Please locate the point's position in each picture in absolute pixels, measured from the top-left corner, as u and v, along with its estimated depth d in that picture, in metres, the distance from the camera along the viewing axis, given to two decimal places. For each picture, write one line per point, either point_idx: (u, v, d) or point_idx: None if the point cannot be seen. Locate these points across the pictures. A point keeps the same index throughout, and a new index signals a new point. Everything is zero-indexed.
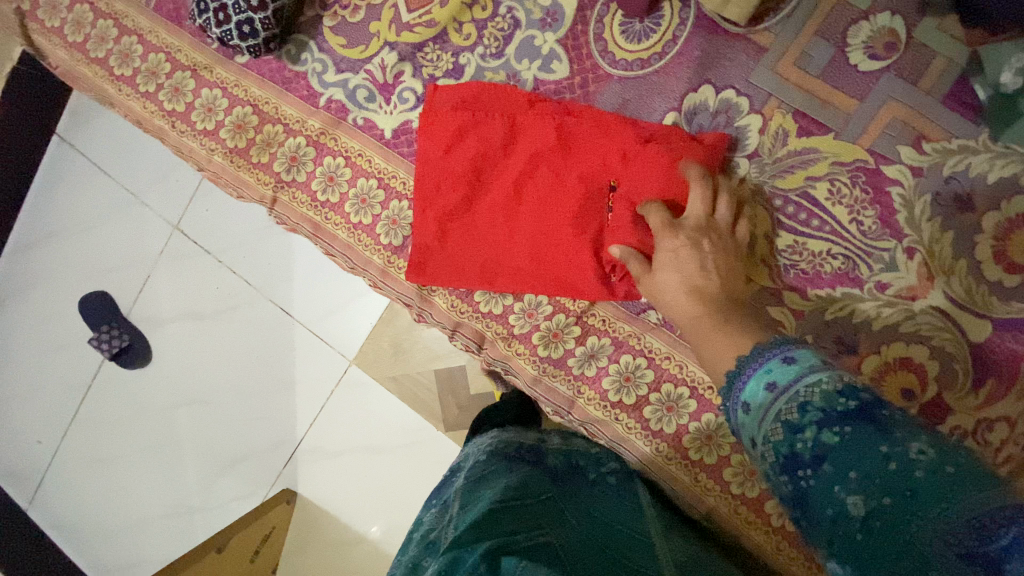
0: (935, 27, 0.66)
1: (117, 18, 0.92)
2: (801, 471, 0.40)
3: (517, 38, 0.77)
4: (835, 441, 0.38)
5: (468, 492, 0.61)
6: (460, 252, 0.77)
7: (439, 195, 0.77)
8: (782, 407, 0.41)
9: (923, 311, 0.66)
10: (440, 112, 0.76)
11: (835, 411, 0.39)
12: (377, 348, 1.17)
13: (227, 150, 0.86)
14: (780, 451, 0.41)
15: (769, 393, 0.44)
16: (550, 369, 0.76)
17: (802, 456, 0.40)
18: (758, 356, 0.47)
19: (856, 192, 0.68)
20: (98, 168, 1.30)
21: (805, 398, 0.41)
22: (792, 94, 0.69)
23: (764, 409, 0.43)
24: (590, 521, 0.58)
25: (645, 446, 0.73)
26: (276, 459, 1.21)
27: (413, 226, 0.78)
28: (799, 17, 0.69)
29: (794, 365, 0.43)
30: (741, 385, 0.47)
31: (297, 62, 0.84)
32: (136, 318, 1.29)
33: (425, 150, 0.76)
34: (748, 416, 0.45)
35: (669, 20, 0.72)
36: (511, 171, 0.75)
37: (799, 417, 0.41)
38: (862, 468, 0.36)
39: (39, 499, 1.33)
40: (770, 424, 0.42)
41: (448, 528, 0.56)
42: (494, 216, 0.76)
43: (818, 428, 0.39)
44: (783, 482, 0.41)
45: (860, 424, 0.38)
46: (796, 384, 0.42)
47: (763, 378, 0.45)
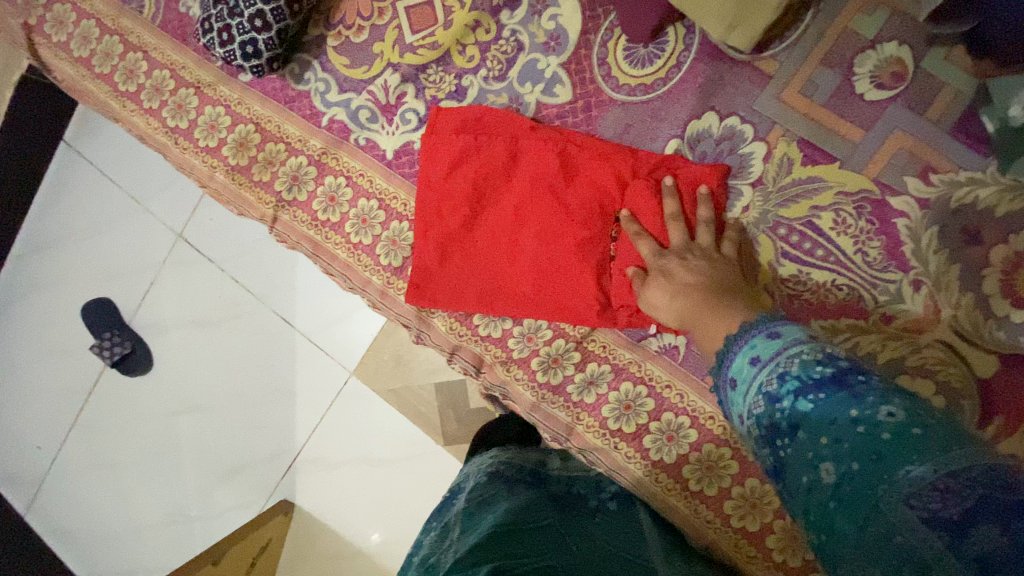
0: (943, 57, 0.65)
1: (123, 35, 0.92)
2: (779, 440, 0.41)
3: (520, 61, 0.77)
4: (808, 407, 0.40)
5: (468, 517, 0.59)
6: (461, 275, 0.76)
7: (440, 217, 0.76)
8: (764, 378, 0.43)
9: (929, 345, 0.65)
10: (443, 134, 0.76)
11: (811, 378, 0.41)
12: (378, 360, 1.16)
13: (229, 167, 0.86)
14: (761, 421, 0.43)
15: (753, 367, 0.45)
16: (549, 395, 0.75)
17: (780, 424, 0.41)
18: (743, 335, 0.49)
19: (861, 223, 0.67)
20: (104, 176, 1.31)
21: (783, 368, 0.42)
22: (797, 122, 0.69)
23: (749, 381, 0.45)
24: (594, 547, 0.56)
25: (644, 475, 0.72)
26: (274, 469, 1.20)
27: (413, 248, 0.78)
28: (805, 45, 0.68)
29: (776, 340, 0.45)
30: (730, 361, 0.49)
31: (300, 81, 0.84)
32: (137, 326, 1.29)
33: (427, 174, 0.76)
34: (735, 392, 0.47)
35: (673, 46, 0.72)
36: (514, 195, 0.75)
37: (777, 387, 0.42)
38: (832, 433, 0.38)
39: (37, 504, 1.33)
40: (753, 396, 0.44)
41: (449, 551, 0.54)
42: (497, 239, 0.75)
43: (796, 396, 0.41)
44: (766, 453, 0.43)
45: (833, 390, 0.39)
46: (777, 355, 0.44)
47: (748, 354, 0.47)
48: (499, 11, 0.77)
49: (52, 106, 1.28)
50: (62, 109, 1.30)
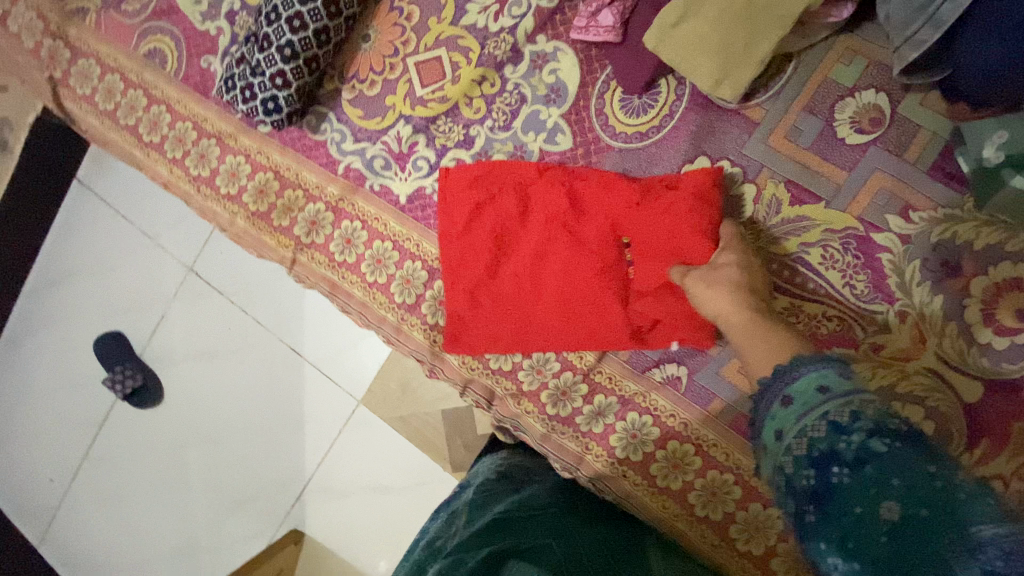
0: (918, 103, 0.70)
1: (146, 88, 0.97)
2: (833, 468, 0.40)
3: (524, 112, 0.82)
4: (882, 448, 0.39)
5: (476, 506, 0.68)
6: (493, 319, 0.80)
7: (464, 267, 0.80)
8: (833, 408, 0.42)
9: (917, 372, 0.69)
10: (455, 191, 0.81)
11: (887, 426, 0.40)
12: (385, 387, 1.20)
13: (249, 213, 0.91)
14: (817, 446, 0.42)
15: (819, 394, 0.44)
16: (559, 426, 0.78)
17: (842, 454, 0.40)
18: (801, 366, 0.47)
19: (848, 258, 0.71)
20: (117, 213, 1.35)
21: (860, 406, 0.41)
22: (785, 165, 0.74)
23: (811, 405, 0.44)
24: (588, 532, 0.65)
25: (652, 502, 0.75)
26: (285, 498, 1.22)
27: (445, 298, 0.82)
28: (788, 94, 0.74)
29: (851, 378, 0.44)
30: (791, 378, 0.47)
31: (316, 132, 0.89)
32: (149, 358, 1.32)
33: (446, 229, 0.81)
34: (787, 408, 0.46)
35: (666, 96, 0.77)
36: (532, 238, 0.79)
37: (848, 420, 0.41)
38: (906, 478, 0.37)
39: (50, 537, 1.35)
40: (812, 420, 0.43)
41: (453, 537, 0.62)
42: (522, 282, 0.79)
43: (867, 435, 0.40)
44: (805, 475, 0.42)
45: (911, 443, 0.39)
46: (853, 394, 0.42)
47: (816, 379, 0.45)
48: (503, 66, 0.83)
49: (65, 145, 1.33)
50: (74, 149, 1.35)
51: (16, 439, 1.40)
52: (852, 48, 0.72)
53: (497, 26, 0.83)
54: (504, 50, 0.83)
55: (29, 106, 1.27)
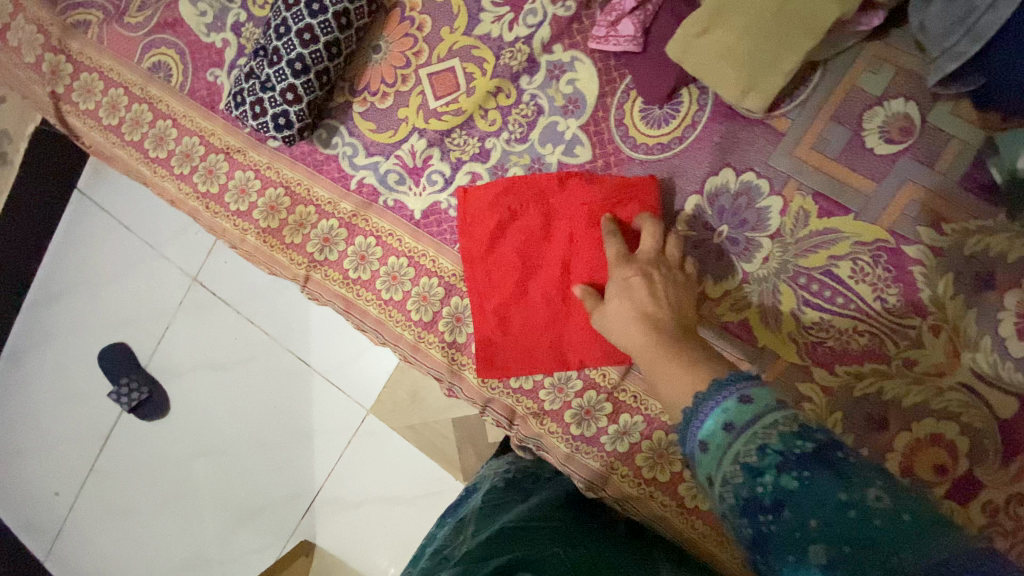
0: (949, 112, 0.68)
1: (151, 103, 0.95)
2: (761, 515, 0.40)
3: (541, 124, 0.80)
4: (794, 485, 0.39)
5: (483, 517, 0.66)
6: (525, 338, 0.79)
7: (491, 288, 0.79)
8: (741, 450, 0.42)
9: (950, 388, 0.67)
10: (476, 213, 0.79)
11: (793, 453, 0.40)
12: (394, 397, 1.17)
13: (260, 230, 0.89)
14: (740, 493, 0.41)
15: (726, 434, 0.44)
16: (583, 446, 0.76)
17: (763, 499, 0.40)
18: (702, 404, 0.47)
19: (879, 271, 0.70)
20: (118, 222, 1.32)
21: (763, 440, 0.41)
22: (811, 176, 0.72)
23: (722, 450, 0.43)
24: (597, 544, 0.64)
25: (680, 522, 0.73)
26: (293, 511, 1.20)
27: (475, 324, 0.80)
28: (814, 103, 0.72)
29: (750, 407, 0.43)
30: (698, 423, 0.47)
31: (327, 146, 0.87)
32: (155, 369, 1.30)
33: (469, 251, 0.79)
34: (705, 456, 0.45)
35: (688, 106, 0.75)
36: (560, 251, 0.77)
37: (757, 460, 0.41)
38: (823, 516, 0.37)
39: (58, 551, 1.33)
40: (729, 467, 0.42)
41: (461, 546, 0.60)
42: (549, 300, 0.78)
43: (778, 471, 0.40)
44: (744, 526, 0.41)
45: (817, 468, 0.39)
46: (754, 425, 0.42)
47: (720, 419, 0.45)
48: (519, 77, 0.81)
49: (64, 157, 1.30)
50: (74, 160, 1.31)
51: (21, 453, 1.37)
52: (879, 56, 0.70)
53: (512, 36, 0.81)
54: (520, 60, 0.81)
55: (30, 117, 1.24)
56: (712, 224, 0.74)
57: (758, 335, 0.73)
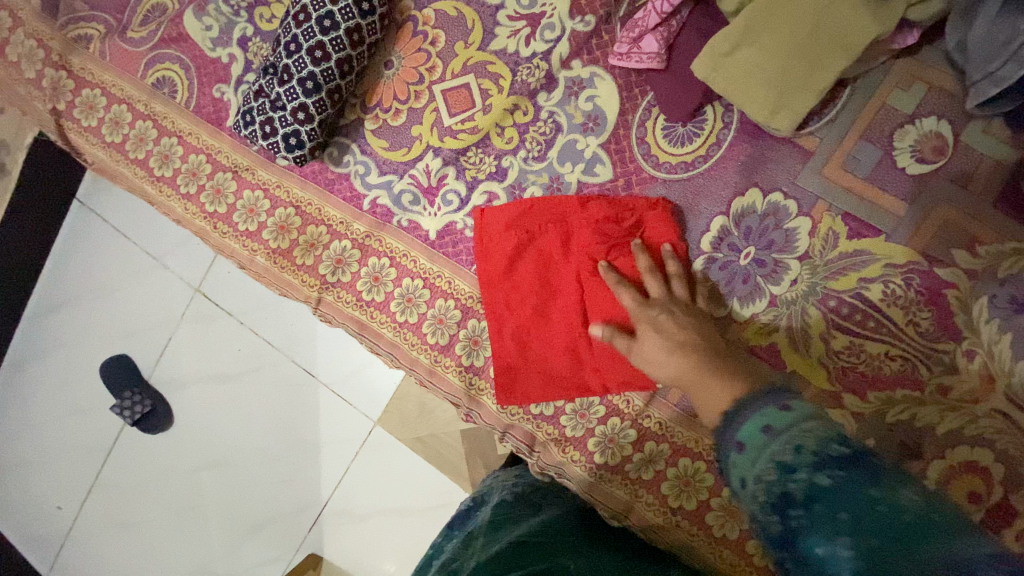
0: (981, 131, 0.67)
1: (156, 120, 0.92)
2: (791, 511, 0.38)
3: (560, 142, 0.78)
4: (827, 482, 0.37)
5: (492, 529, 0.64)
6: (545, 362, 0.77)
7: (510, 312, 0.77)
8: (778, 447, 0.40)
9: (985, 415, 0.65)
10: (494, 234, 0.77)
11: (829, 454, 0.39)
12: (402, 410, 1.13)
13: (271, 251, 0.86)
14: (772, 491, 0.39)
15: (764, 435, 0.42)
16: (606, 474, 0.75)
17: (795, 495, 0.38)
18: (747, 408, 0.45)
19: (910, 294, 0.68)
20: (119, 233, 1.28)
21: (800, 440, 0.40)
22: (841, 197, 0.70)
23: (760, 450, 0.41)
24: (611, 560, 0.62)
25: (708, 552, 0.71)
26: (301, 524, 1.15)
27: (493, 348, 0.78)
28: (843, 122, 0.70)
29: (790, 411, 0.42)
30: (734, 423, 0.45)
31: (339, 164, 0.85)
32: (158, 382, 1.25)
33: (488, 274, 0.77)
34: (740, 456, 0.43)
35: (712, 124, 0.73)
36: (580, 275, 0.75)
37: (792, 457, 0.39)
38: (853, 510, 0.36)
39: (60, 565, 1.27)
40: (765, 465, 0.40)
41: (471, 557, 0.58)
42: (568, 322, 0.76)
43: (813, 468, 0.38)
44: (773, 522, 0.39)
45: (851, 468, 0.38)
46: (793, 426, 0.41)
47: (759, 421, 0.43)
48: (536, 94, 0.79)
49: (63, 170, 1.26)
50: (71, 171, 1.28)
51: (18, 468, 1.32)
52: (910, 73, 0.68)
53: (528, 51, 0.79)
54: (538, 77, 0.79)
55: (28, 129, 1.20)
56: (738, 246, 0.73)
57: (786, 360, 0.71)
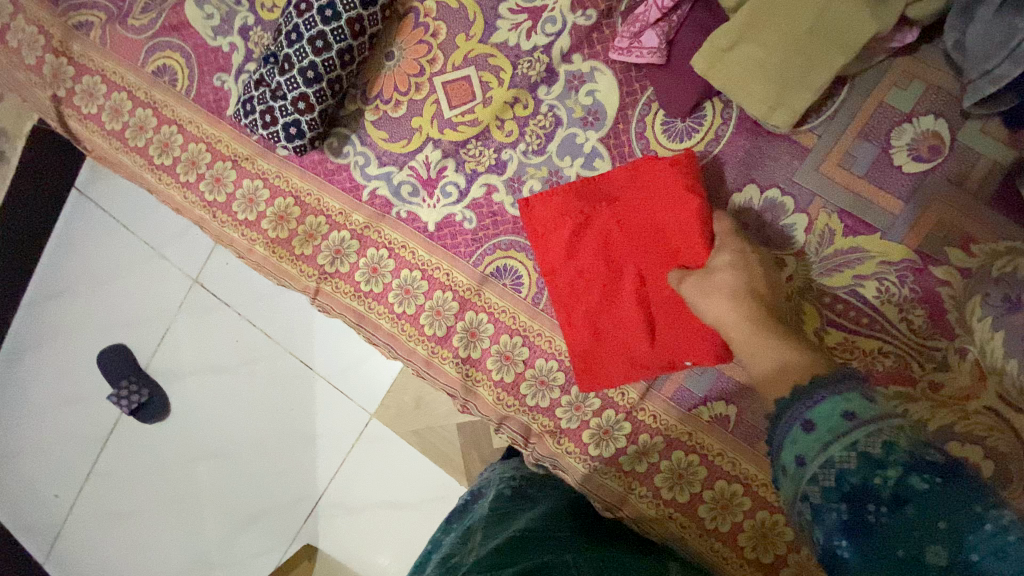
0: (978, 130, 0.67)
1: (156, 108, 0.92)
2: (870, 506, 0.39)
3: (559, 136, 0.78)
4: (923, 486, 0.38)
5: (491, 525, 0.65)
6: (625, 344, 0.74)
7: (578, 297, 0.76)
8: (862, 438, 0.41)
9: (977, 412, 0.65)
10: (546, 222, 0.77)
11: (924, 459, 0.39)
12: (399, 402, 1.13)
13: (270, 241, 0.87)
14: (849, 480, 0.40)
15: (846, 421, 0.43)
16: (601, 466, 0.76)
17: (880, 493, 0.39)
18: (826, 387, 0.46)
19: (904, 291, 0.68)
20: (117, 221, 1.28)
21: (891, 438, 0.41)
22: (838, 194, 0.70)
23: (837, 434, 0.42)
24: (608, 553, 0.63)
25: (700, 544, 0.72)
26: (296, 515, 1.16)
27: (567, 339, 0.76)
28: (841, 119, 0.71)
29: (876, 404, 0.43)
30: (814, 403, 0.46)
31: (339, 155, 0.85)
32: (155, 371, 1.25)
33: (547, 262, 0.77)
34: (811, 436, 0.44)
35: (711, 120, 0.74)
36: (640, 247, 0.73)
37: (882, 453, 0.40)
38: (953, 519, 0.36)
39: (56, 553, 1.27)
40: (843, 450, 0.41)
41: (470, 552, 0.59)
42: (637, 300, 0.74)
43: (904, 470, 0.39)
44: (838, 510, 0.40)
45: (950, 478, 0.38)
46: (880, 421, 0.42)
47: (841, 405, 0.44)
48: (537, 87, 0.79)
49: (62, 157, 1.26)
50: (70, 159, 1.27)
51: (15, 456, 1.32)
52: (908, 72, 0.69)
53: (529, 45, 0.79)
54: (538, 70, 0.79)
55: (27, 117, 1.20)
56: None
57: None
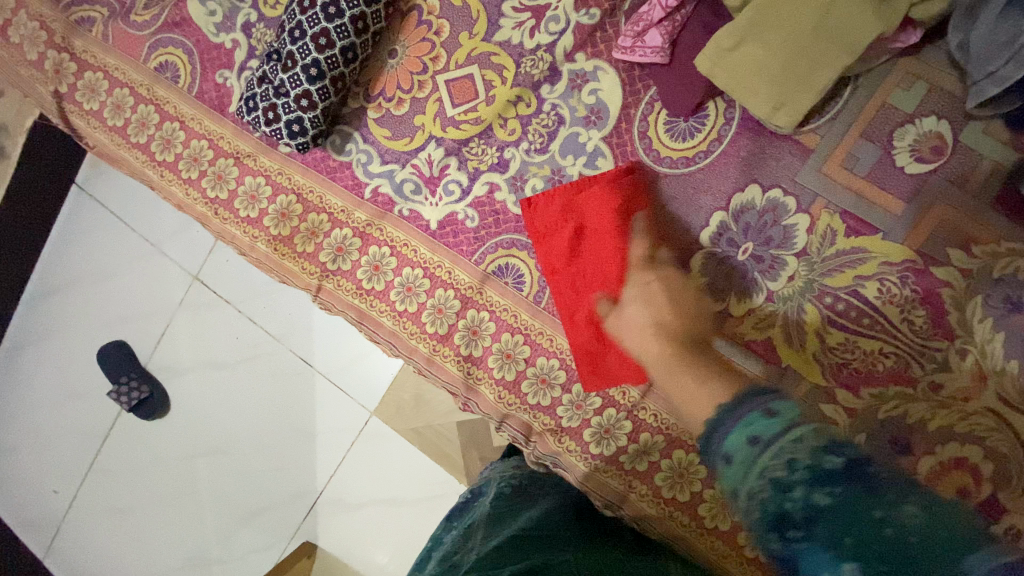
0: (980, 131, 0.67)
1: (159, 104, 0.92)
2: (791, 530, 0.39)
3: (562, 134, 0.79)
4: (826, 501, 0.38)
5: (492, 524, 0.65)
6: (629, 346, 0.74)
7: (580, 299, 0.75)
8: (768, 464, 0.41)
9: (976, 412, 0.66)
10: (548, 222, 0.76)
11: (823, 469, 0.39)
12: (399, 400, 1.14)
13: (271, 238, 0.87)
14: (768, 509, 0.40)
15: (752, 447, 0.43)
16: (601, 464, 0.76)
17: (793, 516, 0.39)
18: (729, 415, 0.46)
19: (906, 292, 0.68)
20: (117, 218, 1.28)
21: (791, 456, 0.40)
22: (840, 194, 0.71)
23: (748, 464, 0.42)
24: (608, 552, 0.63)
25: (700, 542, 0.72)
26: (296, 512, 1.16)
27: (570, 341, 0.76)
28: (844, 120, 0.71)
29: (776, 420, 0.42)
30: (721, 435, 0.45)
31: (341, 153, 0.85)
32: (155, 368, 1.25)
33: (550, 263, 0.76)
34: (729, 469, 0.44)
35: (714, 119, 0.74)
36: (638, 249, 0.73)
37: (786, 476, 0.40)
38: (858, 533, 0.36)
39: (56, 549, 1.27)
40: (756, 481, 0.41)
41: (471, 552, 0.59)
42: None
43: (808, 488, 0.39)
44: (772, 539, 0.40)
45: (848, 485, 0.38)
46: (779, 439, 0.41)
47: (744, 432, 0.43)
48: (540, 86, 0.79)
49: (62, 153, 1.26)
50: (71, 155, 1.27)
51: (14, 451, 1.32)
52: (912, 73, 0.69)
53: (533, 43, 0.79)
54: (541, 69, 0.79)
55: (28, 112, 1.20)
56: (737, 241, 0.73)
57: (782, 355, 0.72)
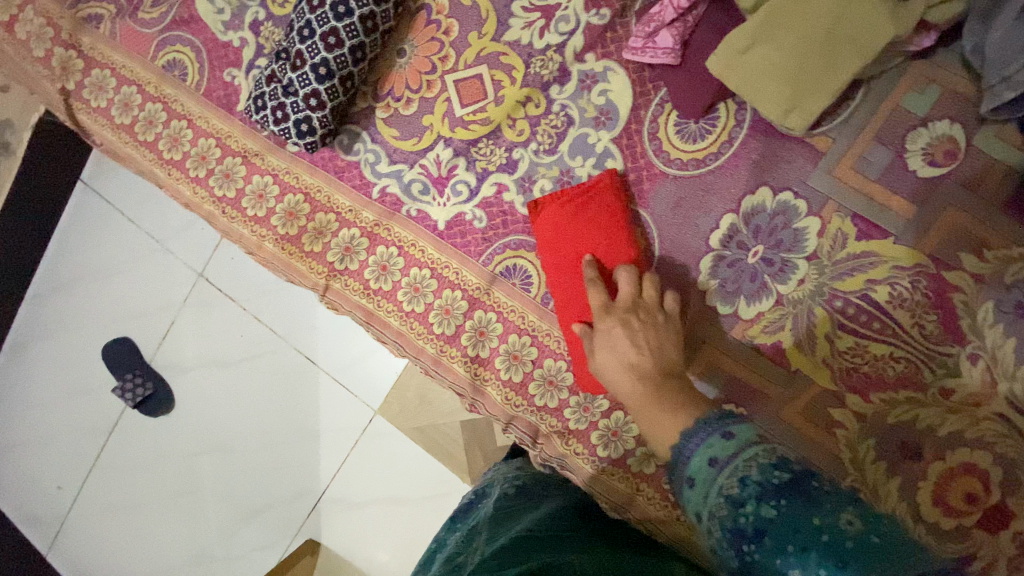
0: (993, 135, 0.67)
1: (166, 103, 0.92)
2: (745, 544, 0.40)
3: (571, 135, 0.78)
4: (772, 513, 0.39)
5: (495, 525, 0.65)
6: None
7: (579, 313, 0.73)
8: (724, 481, 0.43)
9: (986, 418, 0.65)
10: (549, 232, 0.74)
11: (771, 483, 0.41)
12: (402, 399, 1.14)
13: (279, 237, 0.87)
14: (724, 525, 0.41)
15: (711, 468, 0.44)
16: (608, 466, 0.76)
17: (746, 530, 0.40)
18: (692, 439, 0.48)
19: (917, 296, 0.68)
20: (122, 215, 1.28)
21: (743, 473, 0.42)
22: (851, 198, 0.70)
23: (709, 483, 0.44)
24: (612, 553, 0.62)
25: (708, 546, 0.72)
26: (299, 510, 1.16)
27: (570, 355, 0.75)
28: (856, 123, 0.70)
29: (731, 441, 0.44)
30: (687, 458, 0.47)
31: (349, 152, 0.85)
32: (159, 365, 1.25)
33: (552, 274, 0.74)
34: (693, 491, 0.45)
35: (725, 121, 0.73)
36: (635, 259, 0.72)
37: (738, 491, 0.41)
38: (798, 541, 0.37)
39: (60, 544, 1.28)
40: (715, 498, 0.43)
41: (474, 552, 0.58)
42: None
43: (758, 501, 0.40)
44: (729, 556, 0.41)
45: (792, 496, 0.39)
46: (735, 458, 0.43)
47: (705, 454, 0.46)
48: (549, 86, 0.79)
49: (68, 150, 1.25)
50: (77, 152, 1.27)
51: (18, 447, 1.33)
52: (925, 76, 0.68)
53: (543, 43, 0.79)
54: (551, 69, 0.78)
55: (33, 108, 1.21)
56: (747, 244, 0.73)
57: (791, 359, 0.72)
